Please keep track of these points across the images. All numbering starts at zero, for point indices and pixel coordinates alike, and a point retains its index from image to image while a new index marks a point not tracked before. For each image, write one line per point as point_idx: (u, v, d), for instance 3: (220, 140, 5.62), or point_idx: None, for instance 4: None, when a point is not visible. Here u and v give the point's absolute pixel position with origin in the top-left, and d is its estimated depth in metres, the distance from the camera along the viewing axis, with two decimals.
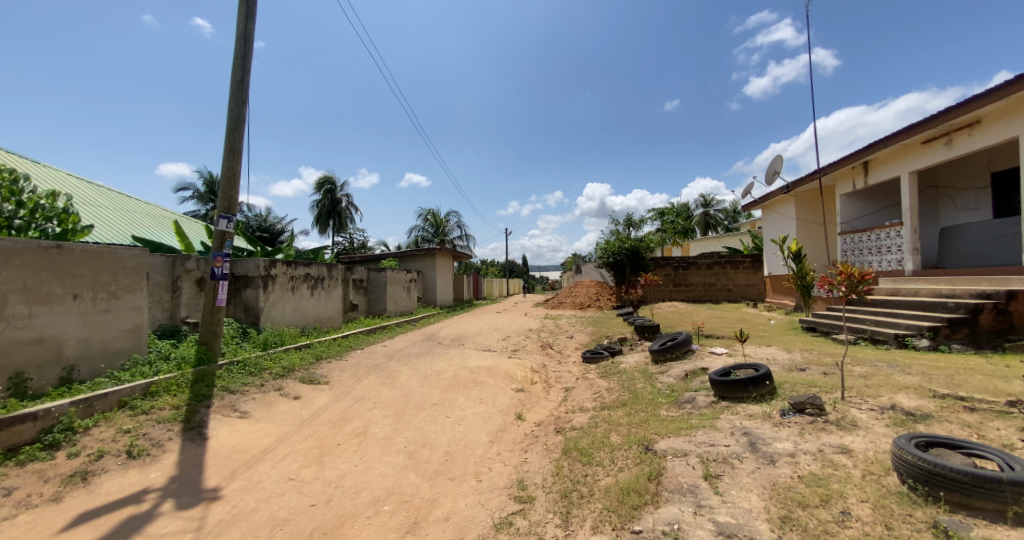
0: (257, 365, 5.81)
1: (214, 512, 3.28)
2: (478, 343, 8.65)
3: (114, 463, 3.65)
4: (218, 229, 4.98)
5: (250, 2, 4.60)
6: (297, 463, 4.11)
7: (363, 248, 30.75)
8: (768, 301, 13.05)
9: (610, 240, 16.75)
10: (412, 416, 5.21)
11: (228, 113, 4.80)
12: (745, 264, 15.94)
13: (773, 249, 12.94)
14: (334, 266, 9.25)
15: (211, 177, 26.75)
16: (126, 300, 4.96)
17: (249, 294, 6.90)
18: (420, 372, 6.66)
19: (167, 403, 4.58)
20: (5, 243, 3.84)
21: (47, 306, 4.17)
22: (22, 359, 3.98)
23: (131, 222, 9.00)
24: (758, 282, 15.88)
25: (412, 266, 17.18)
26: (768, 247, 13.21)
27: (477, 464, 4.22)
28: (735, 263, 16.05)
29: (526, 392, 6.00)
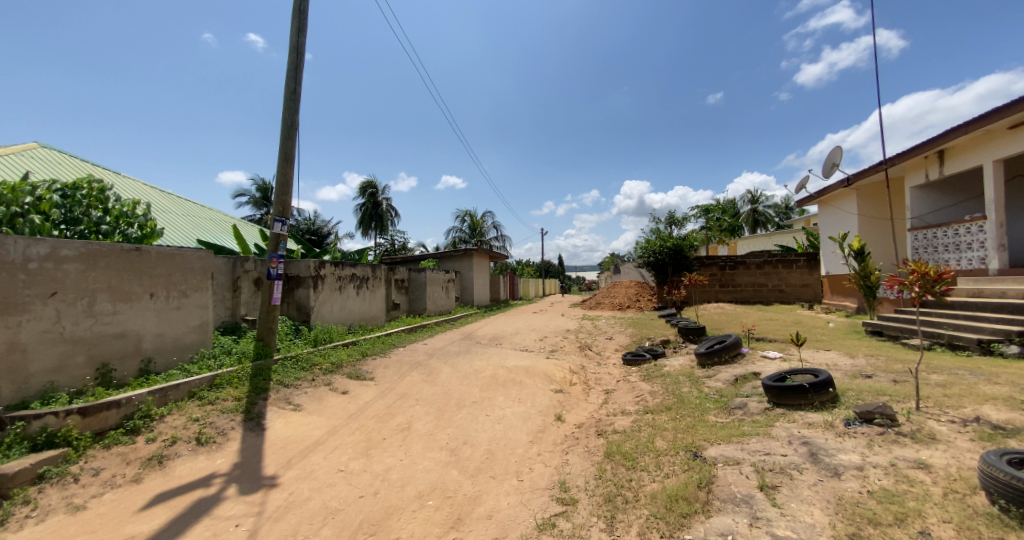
0: (308, 361, 6.11)
1: (272, 498, 3.48)
2: (516, 343, 8.65)
3: (186, 449, 3.96)
4: (274, 232, 5.31)
5: (302, 16, 4.83)
6: (346, 455, 4.27)
7: (403, 249, 31.69)
8: (826, 302, 12.25)
9: (650, 239, 16.33)
10: (453, 413, 5.29)
11: (282, 122, 5.08)
12: (800, 263, 15.02)
13: (831, 247, 12.10)
14: (377, 266, 9.56)
15: (265, 184, 28.53)
16: (194, 298, 5.37)
17: (301, 294, 7.28)
18: (459, 370, 6.76)
19: (230, 395, 4.90)
20: (92, 246, 4.24)
21: (128, 303, 4.58)
22: (107, 352, 4.40)
23: (196, 227, 9.76)
24: (814, 282, 14.93)
25: (450, 266, 17.50)
26: (825, 245, 12.37)
27: (518, 464, 4.22)
28: (788, 263, 15.16)
29: (565, 393, 5.94)
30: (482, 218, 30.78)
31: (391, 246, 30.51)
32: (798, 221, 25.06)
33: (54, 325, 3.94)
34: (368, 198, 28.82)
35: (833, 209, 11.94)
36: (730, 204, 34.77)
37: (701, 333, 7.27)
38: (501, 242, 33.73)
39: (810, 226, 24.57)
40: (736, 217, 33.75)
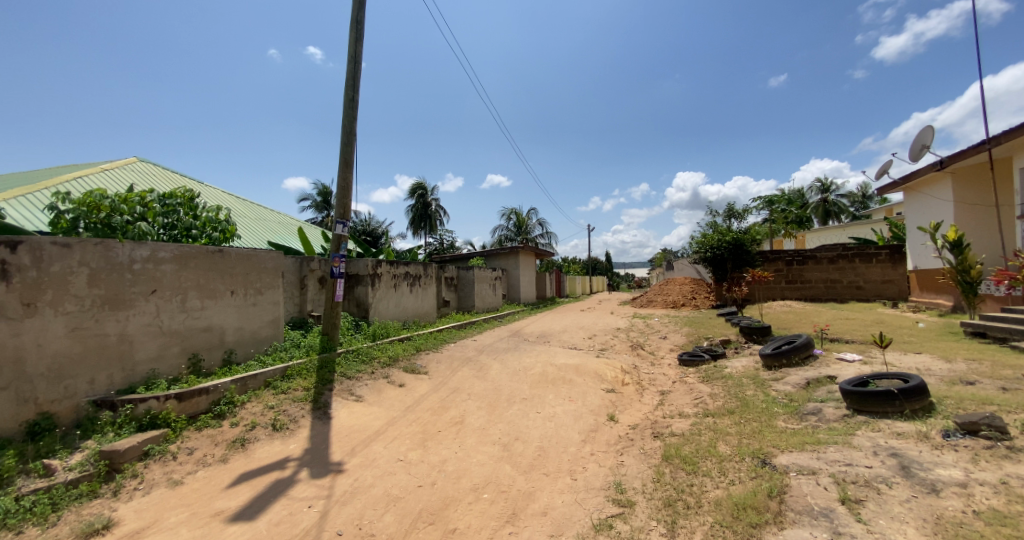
0: (368, 354, 6.43)
1: (339, 483, 3.70)
2: (564, 340, 8.59)
3: (264, 433, 4.32)
4: (336, 233, 5.65)
5: (359, 25, 5.05)
6: (404, 445, 4.45)
7: (451, 249, 32.51)
8: (914, 300, 11.10)
9: (707, 233, 15.47)
10: (504, 409, 5.34)
11: (342, 129, 5.36)
12: (881, 257, 13.70)
13: (921, 239, 10.86)
14: (429, 264, 9.86)
15: (325, 188, 30.44)
16: (268, 295, 5.82)
17: (360, 291, 7.68)
18: (508, 366, 6.81)
19: (300, 385, 5.26)
20: (185, 248, 4.72)
21: (214, 300, 5.06)
22: (197, 343, 4.89)
23: (267, 229, 10.60)
24: (898, 278, 13.59)
25: (497, 264, 17.71)
26: (915, 236, 11.13)
27: (572, 463, 4.17)
28: (867, 257, 13.89)
29: (618, 393, 5.80)
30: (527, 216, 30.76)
31: (440, 245, 31.44)
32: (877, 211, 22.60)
33: (154, 319, 4.44)
34: (417, 199, 29.87)
35: (923, 197, 10.69)
36: (795, 195, 32.10)
37: (766, 332, 6.81)
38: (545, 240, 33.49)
39: (893, 215, 22.19)
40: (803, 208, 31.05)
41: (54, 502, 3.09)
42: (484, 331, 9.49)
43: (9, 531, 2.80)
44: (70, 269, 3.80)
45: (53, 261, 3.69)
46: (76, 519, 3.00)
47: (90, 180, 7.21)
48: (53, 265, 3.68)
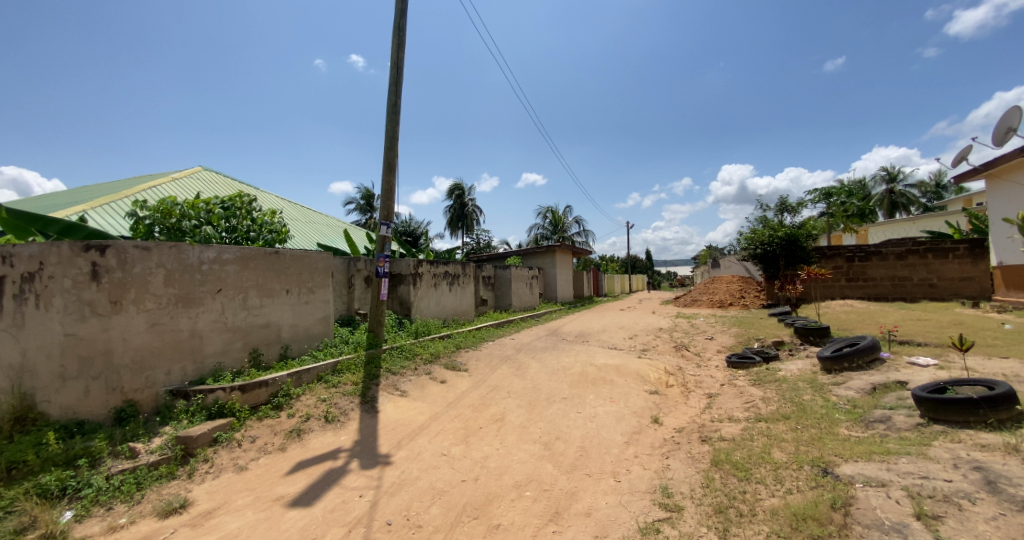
0: (411, 351, 6.63)
1: (387, 475, 3.85)
2: (604, 340, 8.47)
3: (317, 425, 4.56)
4: (381, 234, 5.90)
5: (401, 32, 5.20)
6: (448, 440, 4.55)
7: (487, 248, 32.88)
8: (1000, 299, 10.04)
9: (758, 229, 14.87)
10: (544, 408, 5.34)
11: (385, 133, 5.54)
12: (960, 251, 12.47)
13: (1008, 232, 9.78)
14: (467, 263, 10.03)
15: (368, 191, 31.71)
16: (319, 294, 6.14)
17: (403, 290, 7.94)
18: (548, 365, 6.81)
19: (349, 379, 5.50)
20: (246, 250, 5.05)
21: (271, 298, 5.39)
22: (257, 339, 5.22)
23: (316, 232, 11.16)
24: (979, 274, 12.31)
25: (534, 263, 17.76)
26: (1000, 229, 10.03)
27: (615, 464, 4.10)
28: (941, 252, 12.74)
29: (661, 395, 5.65)
30: (563, 214, 30.52)
31: (477, 245, 31.91)
32: (953, 201, 20.49)
33: (220, 316, 4.79)
34: (455, 199, 30.48)
35: (1010, 185, 9.61)
36: (855, 186, 29.73)
37: (824, 333, 6.44)
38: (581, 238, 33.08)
39: (974, 205, 20.05)
40: (865, 199, 28.70)
41: (139, 481, 3.45)
42: (522, 330, 9.52)
43: (101, 506, 3.19)
44: (150, 270, 4.17)
45: (135, 263, 4.07)
46: (156, 498, 3.34)
47: (164, 189, 7.89)
48: (134, 266, 4.07)
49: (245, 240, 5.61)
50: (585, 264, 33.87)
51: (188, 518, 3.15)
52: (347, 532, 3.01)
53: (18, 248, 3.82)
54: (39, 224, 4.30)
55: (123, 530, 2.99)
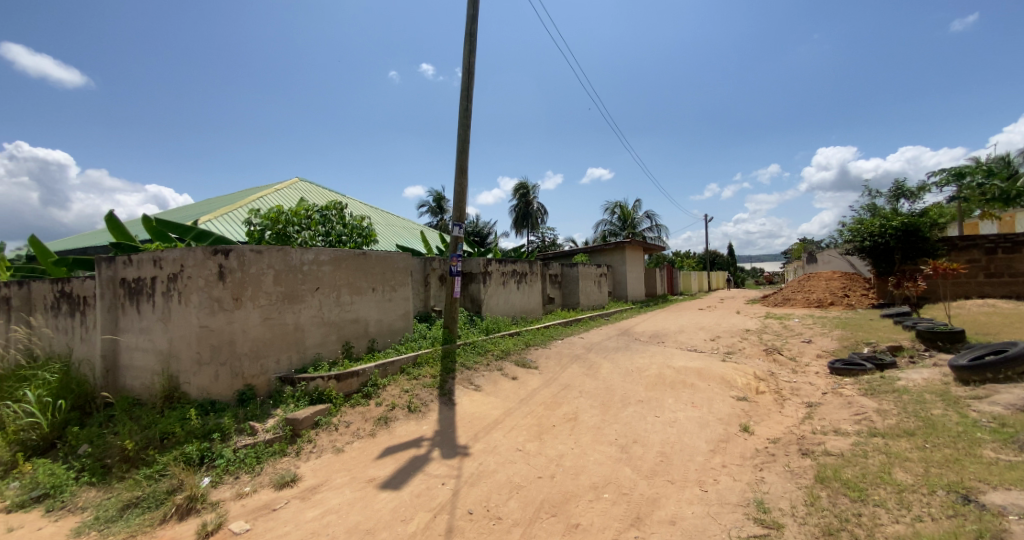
0: (483, 347, 6.82)
1: (467, 465, 4.00)
2: (681, 342, 8.04)
3: (402, 414, 4.88)
4: (453, 235, 6.25)
5: (472, 39, 5.35)
6: (522, 436, 4.62)
7: (553, 246, 32.89)
8: None
9: (867, 220, 13.32)
10: (619, 409, 5.19)
11: (458, 137, 5.75)
12: None
13: None
14: (535, 261, 10.10)
15: (439, 194, 33.39)
16: (400, 292, 6.55)
17: (473, 288, 8.21)
18: (621, 366, 6.62)
19: (428, 372, 5.80)
20: (339, 252, 5.53)
21: (360, 296, 5.86)
22: (348, 333, 5.71)
23: (394, 233, 11.93)
24: None
25: (602, 260, 17.39)
26: None
27: (700, 473, 3.86)
28: None
29: (750, 402, 5.23)
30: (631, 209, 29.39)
31: (542, 243, 32.00)
32: None
33: (318, 311, 5.30)
34: (520, 198, 30.82)
35: None
36: (996, 163, 24.83)
37: (957, 338, 5.64)
38: (651, 234, 31.57)
39: None
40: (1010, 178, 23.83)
41: (258, 456, 3.95)
42: (591, 329, 9.34)
43: (231, 475, 3.73)
44: (262, 271, 4.71)
45: (251, 264, 4.61)
46: (272, 471, 3.81)
47: (268, 199, 8.93)
48: (251, 268, 4.61)
49: (337, 243, 6.15)
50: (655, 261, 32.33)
51: (298, 491, 3.56)
52: (432, 517, 3.18)
53: (165, 253, 4.51)
54: (179, 232, 5.06)
55: (248, 497, 3.47)
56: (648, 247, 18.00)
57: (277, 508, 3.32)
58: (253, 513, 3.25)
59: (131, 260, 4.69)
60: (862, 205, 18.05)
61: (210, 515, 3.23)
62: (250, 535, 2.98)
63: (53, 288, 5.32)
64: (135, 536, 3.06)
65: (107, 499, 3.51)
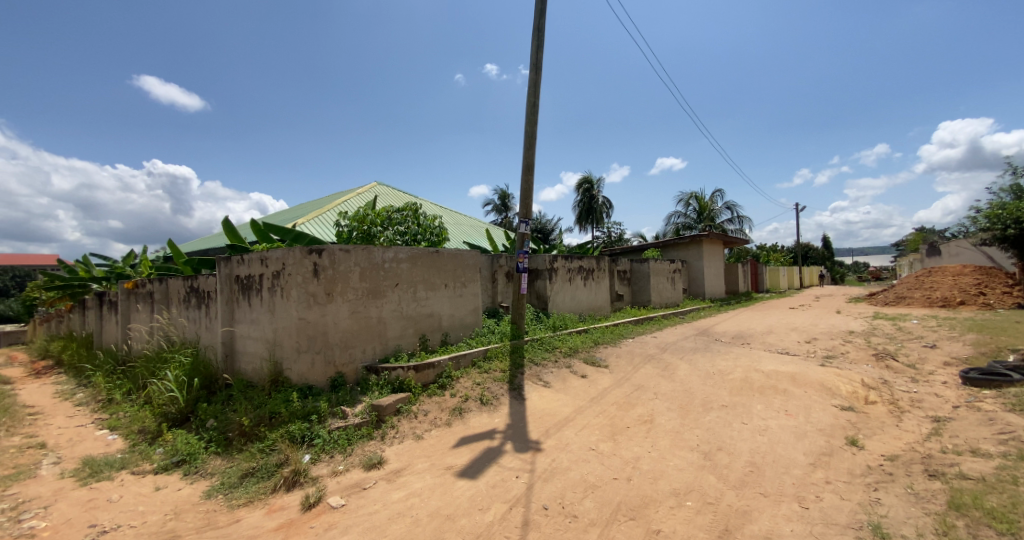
0: (551, 343, 6.82)
1: (540, 461, 4.02)
2: (769, 344, 7.41)
3: (475, 406, 5.04)
4: (520, 232, 6.29)
5: (540, 34, 5.32)
6: (595, 435, 4.52)
7: (620, 241, 32.01)
8: None
9: (1012, 205, 11.38)
10: (700, 414, 4.89)
11: (525, 134, 5.76)
12: None
13: None
14: (602, 257, 9.87)
15: (503, 192, 34.06)
16: (470, 288, 6.76)
17: (540, 285, 8.25)
18: (699, 368, 6.26)
19: (498, 366, 5.93)
20: (414, 250, 5.82)
21: (434, 291, 6.14)
22: (424, 326, 6.01)
23: (462, 232, 12.33)
24: None
25: (675, 255, 16.59)
26: None
27: (798, 487, 3.49)
28: None
29: (857, 413, 4.67)
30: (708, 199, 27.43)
31: (608, 237, 31.21)
32: None
33: (398, 306, 5.64)
34: (584, 193, 30.26)
35: None
36: None
37: None
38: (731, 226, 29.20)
39: None
40: None
41: (350, 438, 4.31)
42: (665, 329, 8.92)
43: (327, 454, 4.11)
44: (349, 268, 5.11)
45: (340, 262, 5.02)
46: (361, 452, 4.13)
47: (351, 202, 9.66)
48: (340, 265, 5.02)
49: (413, 241, 6.46)
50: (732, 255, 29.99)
51: (384, 473, 3.81)
52: (508, 508, 3.24)
53: (270, 253, 5.06)
54: (280, 233, 5.64)
55: (342, 475, 3.80)
56: (728, 240, 16.72)
57: (367, 487, 3.59)
58: (347, 490, 3.55)
59: (244, 259, 5.32)
60: (1005, 187, 15.32)
61: (312, 488, 3.58)
62: (345, 510, 3.26)
63: (184, 284, 6.24)
64: (253, 501, 3.50)
65: (231, 467, 4.05)
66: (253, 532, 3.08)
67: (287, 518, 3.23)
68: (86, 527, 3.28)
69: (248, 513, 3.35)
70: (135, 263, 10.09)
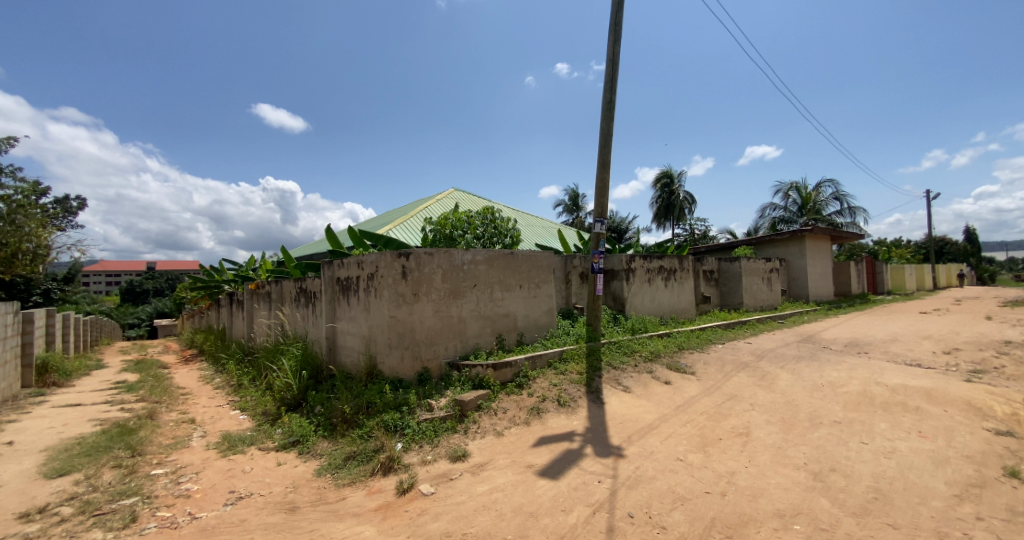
0: (630, 347, 6.62)
1: (623, 467, 3.91)
2: (893, 354, 6.45)
3: (553, 407, 5.06)
4: (595, 231, 6.17)
5: (617, 28, 5.17)
6: (683, 445, 4.28)
7: (704, 239, 30.11)
8: None
9: None
10: (805, 429, 4.41)
11: (601, 131, 5.65)
12: None
13: None
14: (685, 257, 9.33)
15: (575, 193, 33.90)
16: (544, 289, 6.79)
17: (616, 286, 8.07)
18: (804, 379, 5.66)
19: (574, 368, 5.89)
20: (492, 252, 6.00)
21: (510, 292, 6.27)
22: (501, 326, 6.17)
23: (535, 234, 12.48)
24: None
25: (774, 253, 15.14)
26: None
27: (937, 522, 2.97)
28: None
29: (1018, 439, 3.87)
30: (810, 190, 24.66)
31: (690, 235, 29.46)
32: None
33: (476, 306, 5.86)
34: (662, 189, 28.96)
35: None
36: None
37: None
38: (839, 219, 25.76)
39: None
40: None
41: (436, 430, 4.56)
42: (760, 334, 8.18)
43: (417, 443, 4.40)
44: (433, 270, 5.42)
45: (425, 264, 5.35)
46: (447, 444, 4.36)
47: (432, 208, 10.27)
48: (425, 267, 5.35)
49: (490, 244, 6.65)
50: (840, 253, 26.40)
51: (469, 466, 3.98)
52: (591, 512, 3.20)
53: (365, 257, 5.55)
54: (373, 239, 6.17)
55: (431, 464, 4.04)
56: (838, 234, 14.82)
57: (454, 478, 3.78)
58: (436, 479, 3.77)
59: (343, 262, 5.91)
60: None
61: (405, 475, 3.86)
62: (435, 498, 3.46)
63: (295, 285, 7.09)
64: (356, 482, 3.87)
65: (336, 450, 4.52)
66: (357, 510, 3.41)
67: (385, 500, 3.51)
68: (228, 492, 3.87)
69: (352, 492, 3.71)
70: (256, 267, 11.73)
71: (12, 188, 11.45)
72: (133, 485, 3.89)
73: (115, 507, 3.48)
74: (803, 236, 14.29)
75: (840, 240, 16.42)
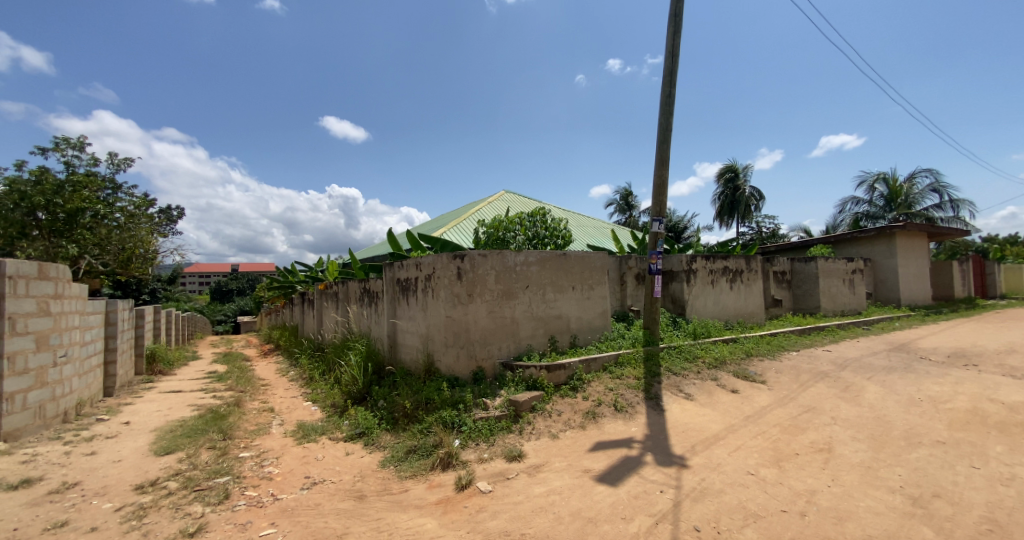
0: (692, 352, 6.33)
1: (686, 478, 3.74)
2: (1011, 368, 5.59)
3: (610, 412, 4.95)
4: (653, 230, 5.96)
5: (677, 19, 4.97)
6: (754, 459, 4.01)
7: (772, 238, 28.12)
8: None
9: None
10: (900, 449, 3.96)
11: (659, 127, 5.46)
12: None
13: None
14: (753, 257, 8.76)
15: (627, 192, 33.04)
16: (598, 290, 6.68)
17: (676, 287, 7.77)
18: (895, 393, 5.09)
19: (631, 373, 5.74)
20: (545, 253, 6.00)
21: (562, 293, 6.24)
22: (553, 327, 6.15)
23: (587, 234, 12.31)
24: None
25: (859, 253, 13.72)
26: None
27: None
28: None
29: None
30: (899, 182, 22.13)
31: (757, 234, 27.60)
32: None
33: (529, 307, 5.89)
34: (726, 185, 27.37)
35: None
36: None
37: None
38: (935, 213, 22.80)
39: None
40: None
41: (492, 429, 4.64)
42: (841, 342, 7.47)
43: (474, 441, 4.50)
44: (487, 271, 5.52)
45: (479, 266, 5.47)
46: (503, 443, 4.42)
47: (485, 211, 10.47)
48: (479, 268, 5.47)
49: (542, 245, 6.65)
50: (938, 252, 23.36)
51: (525, 466, 3.99)
52: (654, 523, 3.09)
53: (423, 258, 5.79)
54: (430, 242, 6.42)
55: (488, 462, 4.11)
56: (939, 231, 13.13)
57: (511, 478, 3.82)
58: (494, 478, 3.84)
59: (403, 264, 6.19)
60: None
61: (463, 471, 3.96)
62: (493, 496, 3.52)
63: (359, 286, 7.54)
64: (418, 475, 4.03)
65: (398, 443, 4.74)
66: (419, 502, 3.55)
67: (445, 495, 3.63)
68: (304, 477, 4.20)
69: (415, 485, 3.86)
70: (323, 268, 12.62)
71: (127, 201, 13.26)
72: (226, 465, 4.34)
73: (211, 484, 3.90)
74: (893, 233, 12.84)
75: (939, 237, 14.52)
